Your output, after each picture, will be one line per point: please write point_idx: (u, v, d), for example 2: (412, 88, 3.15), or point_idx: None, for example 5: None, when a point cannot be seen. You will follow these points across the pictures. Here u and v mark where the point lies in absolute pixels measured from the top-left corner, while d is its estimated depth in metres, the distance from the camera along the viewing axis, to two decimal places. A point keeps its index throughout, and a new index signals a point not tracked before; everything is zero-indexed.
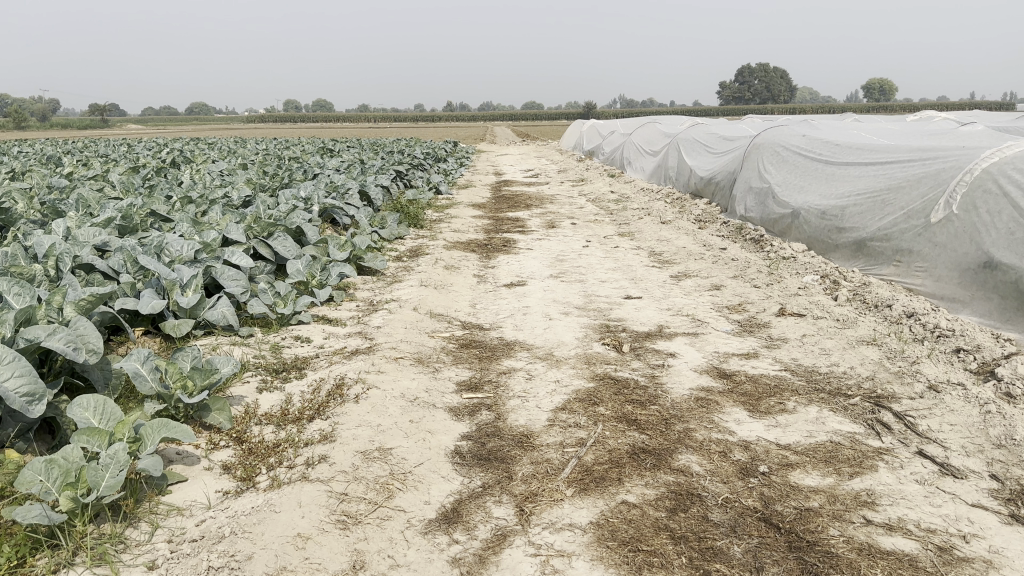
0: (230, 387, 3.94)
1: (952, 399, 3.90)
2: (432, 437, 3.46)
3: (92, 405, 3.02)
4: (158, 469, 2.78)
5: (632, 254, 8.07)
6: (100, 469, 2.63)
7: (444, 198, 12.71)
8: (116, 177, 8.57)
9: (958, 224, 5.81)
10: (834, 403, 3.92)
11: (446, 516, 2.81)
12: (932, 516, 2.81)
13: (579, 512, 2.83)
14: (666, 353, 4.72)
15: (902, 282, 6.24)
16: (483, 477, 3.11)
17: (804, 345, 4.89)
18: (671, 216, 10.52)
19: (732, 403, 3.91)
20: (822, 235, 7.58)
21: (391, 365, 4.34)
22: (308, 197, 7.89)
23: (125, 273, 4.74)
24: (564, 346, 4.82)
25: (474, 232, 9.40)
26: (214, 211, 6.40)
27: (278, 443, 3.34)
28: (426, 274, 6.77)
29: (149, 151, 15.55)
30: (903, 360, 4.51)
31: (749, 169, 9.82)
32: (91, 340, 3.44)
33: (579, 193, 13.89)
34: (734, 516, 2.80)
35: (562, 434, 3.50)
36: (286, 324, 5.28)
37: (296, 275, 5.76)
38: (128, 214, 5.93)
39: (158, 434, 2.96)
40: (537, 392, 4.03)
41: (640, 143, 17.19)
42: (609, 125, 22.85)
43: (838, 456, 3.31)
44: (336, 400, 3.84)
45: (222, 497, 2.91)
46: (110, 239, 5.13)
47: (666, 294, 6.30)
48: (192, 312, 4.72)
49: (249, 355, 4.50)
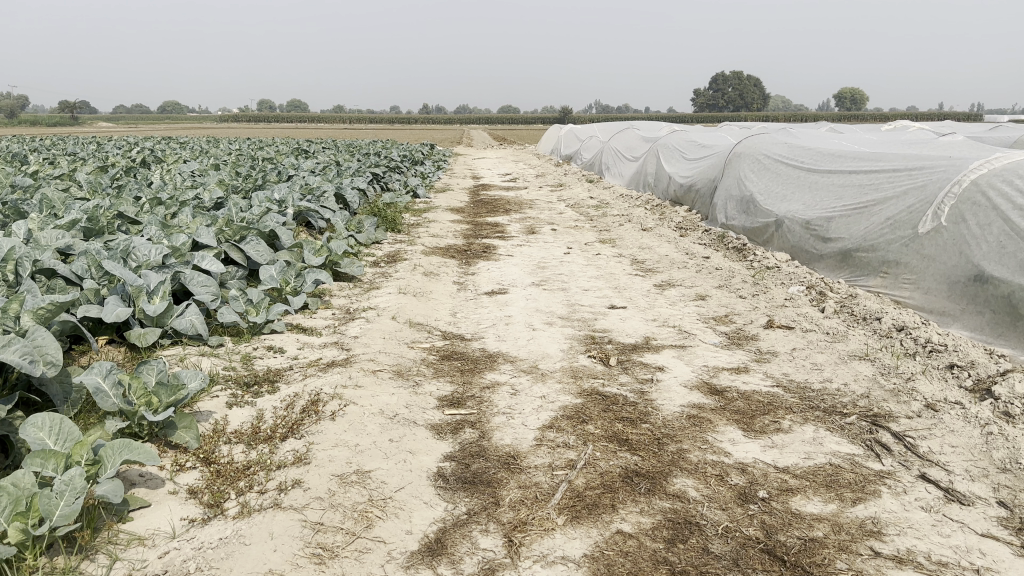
0: (198, 402, 3.72)
1: (951, 419, 3.78)
2: (413, 459, 3.27)
3: (47, 424, 2.79)
4: (119, 495, 2.56)
5: (614, 261, 7.93)
6: (54, 497, 2.42)
7: (421, 202, 12.49)
8: (83, 177, 8.28)
9: (947, 235, 5.72)
10: (830, 422, 3.79)
11: (429, 547, 2.62)
12: (941, 547, 2.69)
13: (571, 543, 2.65)
14: (654, 367, 4.56)
15: (889, 294, 6.16)
16: (468, 503, 2.92)
17: (794, 359, 4.76)
18: (652, 223, 10.42)
19: (725, 422, 3.75)
20: (806, 245, 7.48)
21: (369, 378, 4.14)
22: (283, 200, 7.65)
23: (88, 279, 4.49)
24: (549, 359, 4.64)
25: (452, 237, 9.21)
26: (185, 213, 6.14)
27: (248, 464, 3.13)
28: (405, 282, 6.57)
29: (118, 149, 15.20)
30: (898, 376, 4.40)
31: (730, 177, 9.73)
32: (49, 352, 3.21)
33: (558, 198, 13.76)
34: (735, 547, 2.65)
35: (550, 455, 3.32)
36: (259, 333, 5.05)
37: (268, 281, 5.50)
38: (94, 215, 5.67)
39: (120, 456, 2.75)
40: (522, 408, 3.85)
41: (618, 148, 17.08)
42: (588, 130, 22.82)
43: (840, 481, 3.17)
44: (311, 417, 3.63)
45: (187, 526, 2.69)
46: (74, 242, 4.88)
47: (651, 304, 6.16)
48: (160, 320, 4.49)
49: (218, 366, 4.27)
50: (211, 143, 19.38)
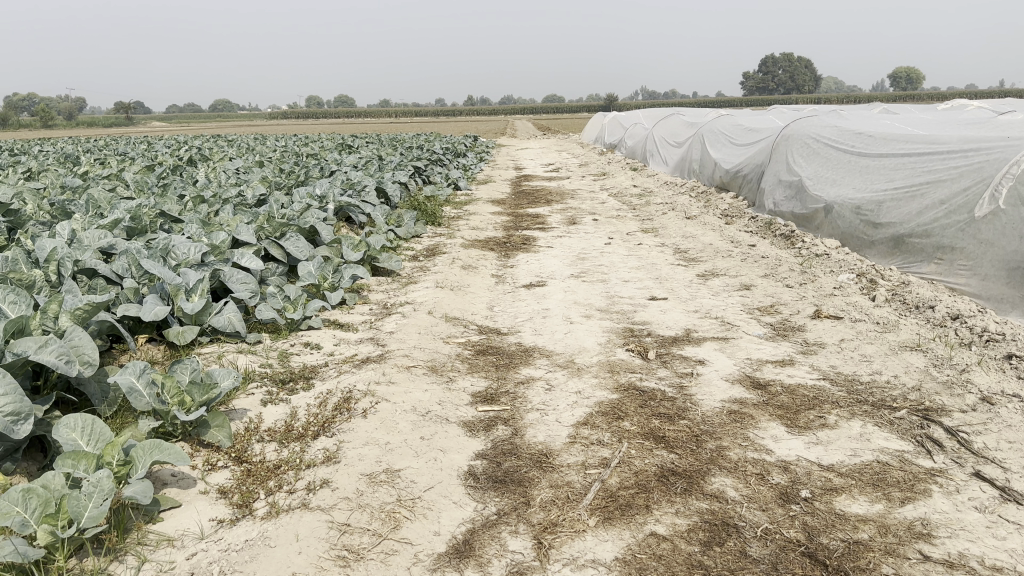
0: (233, 400, 3.72)
1: (1008, 413, 3.60)
2: (443, 457, 3.22)
3: (79, 425, 2.79)
4: (147, 496, 2.55)
5: (656, 251, 7.78)
6: (83, 499, 2.42)
7: (462, 194, 12.45)
8: (130, 177, 8.39)
9: (1006, 219, 5.46)
10: (879, 417, 3.63)
11: (457, 549, 2.57)
12: (997, 551, 2.55)
13: (602, 546, 2.57)
14: (694, 361, 4.44)
15: (945, 281, 5.92)
16: (499, 503, 2.86)
17: (842, 351, 4.59)
18: (696, 212, 10.21)
19: (768, 418, 3.62)
20: (857, 231, 7.23)
21: (402, 375, 4.10)
22: (323, 195, 7.67)
23: (128, 278, 4.49)
24: (586, 353, 4.55)
25: (492, 229, 9.15)
26: (225, 211, 6.17)
27: (279, 464, 3.11)
28: (443, 275, 6.53)
29: (165, 149, 15.46)
30: (952, 368, 4.21)
31: (778, 161, 9.46)
32: (86, 352, 3.24)
33: (601, 187, 13.59)
34: (775, 550, 2.54)
35: (584, 453, 3.24)
36: (297, 329, 5.04)
37: (306, 277, 5.48)
38: (137, 215, 5.72)
39: (149, 457, 2.74)
40: (557, 404, 3.78)
41: (663, 136, 16.82)
42: (632, 117, 22.59)
43: (887, 479, 3.03)
44: (343, 415, 3.60)
45: (216, 527, 2.68)
46: (116, 242, 4.92)
47: (693, 295, 6.01)
48: (198, 318, 4.50)
49: (255, 363, 4.27)
50: (259, 140, 19.69)
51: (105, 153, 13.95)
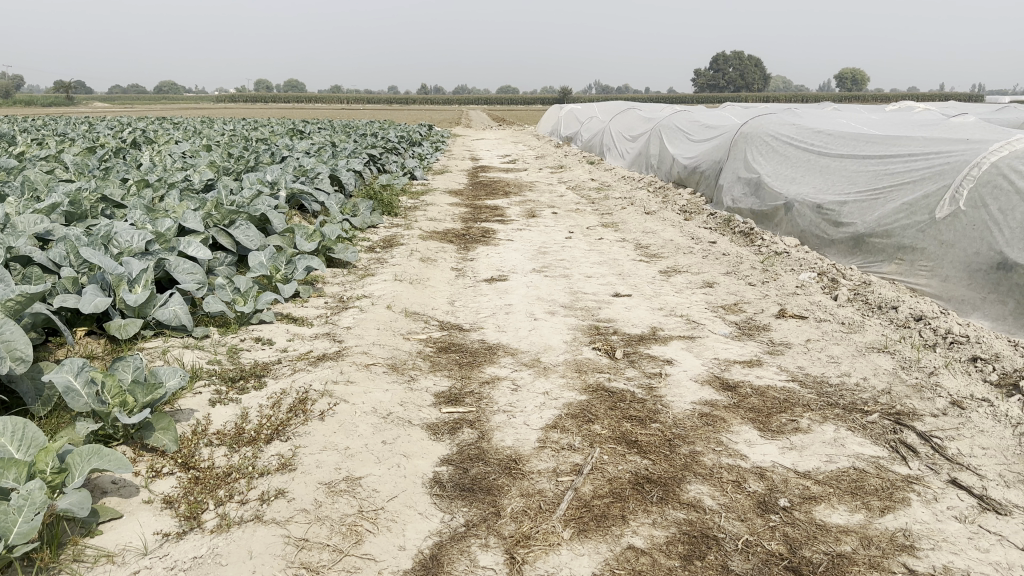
0: (179, 400, 3.48)
1: (979, 418, 3.58)
2: (407, 463, 3.05)
3: (9, 429, 2.54)
4: (84, 508, 2.33)
5: (618, 246, 7.69)
6: (11, 514, 2.19)
7: (419, 184, 12.19)
8: (69, 159, 7.97)
9: (966, 220, 5.48)
10: (851, 421, 3.56)
11: (424, 565, 2.40)
12: (980, 563, 2.48)
13: (578, 561, 2.44)
14: (662, 360, 4.34)
15: (905, 281, 5.93)
16: (467, 513, 2.70)
17: (809, 352, 4.54)
18: (655, 207, 10.14)
19: (740, 421, 3.53)
20: (817, 230, 7.22)
21: (361, 374, 3.90)
22: (275, 181, 7.37)
23: (66, 267, 4.20)
24: (551, 351, 4.42)
25: (450, 221, 8.94)
26: (171, 197, 5.86)
27: (230, 471, 2.90)
28: (401, 268, 6.33)
29: (108, 130, 14.81)
30: (920, 370, 4.18)
31: (737, 158, 9.44)
32: (18, 347, 2.98)
33: (558, 180, 13.48)
34: (757, 564, 2.44)
35: (555, 459, 3.10)
36: (246, 323, 4.79)
37: (257, 268, 5.21)
38: (77, 199, 5.39)
39: (88, 464, 2.51)
40: (524, 406, 3.63)
41: (619, 130, 16.76)
42: (586, 112, 22.48)
43: (866, 487, 2.95)
44: (298, 417, 3.40)
45: (161, 541, 2.47)
46: (54, 228, 4.61)
47: (657, 291, 5.93)
48: (141, 310, 4.22)
49: (202, 360, 4.02)
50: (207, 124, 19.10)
51: (45, 133, 13.36)
